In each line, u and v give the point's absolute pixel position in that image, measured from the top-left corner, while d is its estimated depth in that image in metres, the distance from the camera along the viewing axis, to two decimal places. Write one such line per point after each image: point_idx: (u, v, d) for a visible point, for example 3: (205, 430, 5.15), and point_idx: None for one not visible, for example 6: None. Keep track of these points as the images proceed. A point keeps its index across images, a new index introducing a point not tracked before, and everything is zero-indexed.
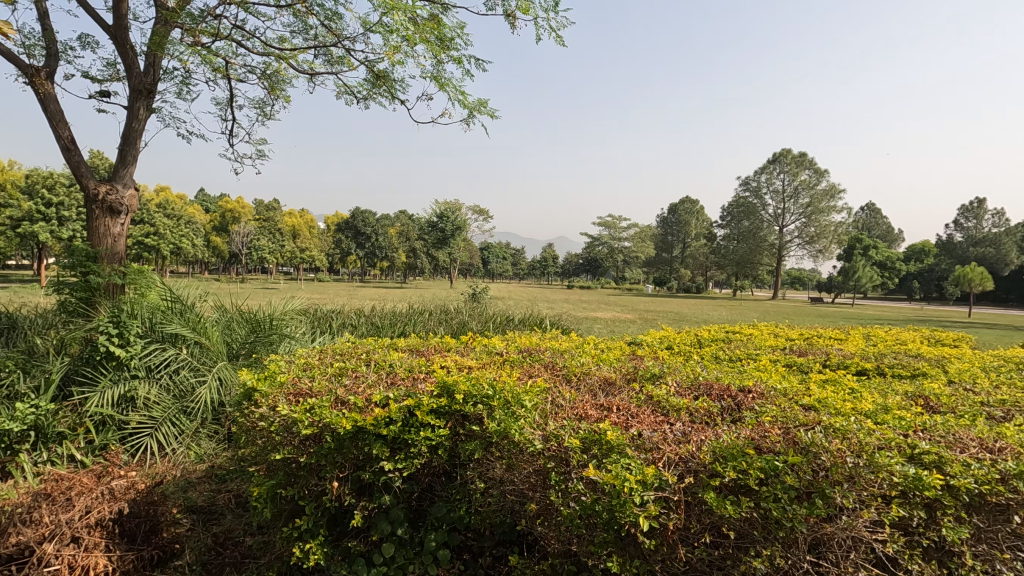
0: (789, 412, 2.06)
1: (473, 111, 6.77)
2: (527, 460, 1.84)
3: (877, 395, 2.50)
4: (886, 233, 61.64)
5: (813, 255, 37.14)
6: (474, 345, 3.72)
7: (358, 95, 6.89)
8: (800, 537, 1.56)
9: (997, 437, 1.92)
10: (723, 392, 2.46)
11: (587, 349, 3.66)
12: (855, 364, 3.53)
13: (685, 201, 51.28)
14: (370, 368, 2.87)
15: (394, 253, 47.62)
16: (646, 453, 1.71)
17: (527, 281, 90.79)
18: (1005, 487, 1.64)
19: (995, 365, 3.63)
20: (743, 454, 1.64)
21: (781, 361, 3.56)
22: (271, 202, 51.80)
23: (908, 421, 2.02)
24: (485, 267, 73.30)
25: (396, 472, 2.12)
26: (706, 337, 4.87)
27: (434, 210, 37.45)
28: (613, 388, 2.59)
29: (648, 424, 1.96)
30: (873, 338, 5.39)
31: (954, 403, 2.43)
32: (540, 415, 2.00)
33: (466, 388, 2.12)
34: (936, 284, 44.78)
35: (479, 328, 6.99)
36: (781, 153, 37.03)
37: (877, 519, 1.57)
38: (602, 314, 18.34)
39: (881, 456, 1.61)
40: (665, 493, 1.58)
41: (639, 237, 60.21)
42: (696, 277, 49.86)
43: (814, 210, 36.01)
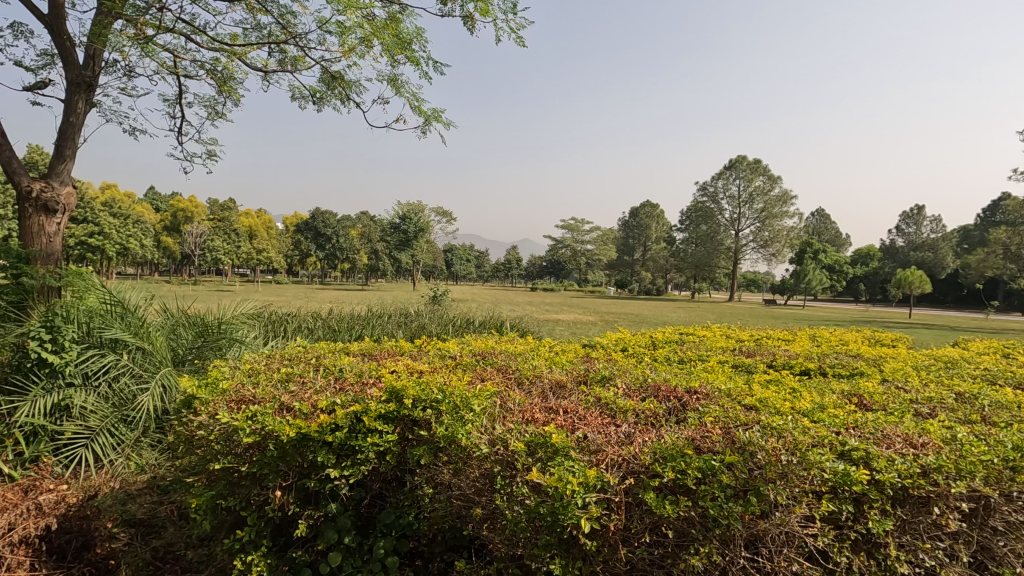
0: (731, 412, 2.12)
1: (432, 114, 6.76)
2: (473, 464, 1.84)
3: (817, 394, 2.62)
4: (835, 239, 64.21)
5: (767, 259, 38.46)
6: (427, 349, 3.69)
7: (312, 96, 6.77)
8: (736, 534, 1.61)
9: (922, 432, 2.04)
10: (670, 393, 2.52)
11: (542, 351, 3.71)
12: (798, 364, 3.67)
13: (645, 205, 52.29)
14: (318, 373, 2.81)
15: (355, 255, 46.85)
16: (590, 455, 1.74)
17: (492, 283, 90.75)
18: (926, 480, 1.74)
19: (927, 364, 3.83)
20: (682, 455, 1.69)
21: (729, 362, 3.68)
22: (227, 201, 50.23)
23: (841, 418, 2.12)
24: (449, 269, 72.95)
25: (343, 480, 2.09)
26: (661, 338, 4.99)
27: (396, 211, 37.01)
28: (564, 391, 2.63)
29: (595, 427, 1.98)
30: (819, 339, 5.61)
31: (885, 401, 2.56)
32: (488, 419, 2.01)
33: (415, 393, 2.10)
34: (881, 286, 46.97)
35: (438, 331, 6.95)
36: (737, 160, 38.25)
37: (808, 513, 1.64)
38: (564, 316, 18.49)
39: (813, 454, 1.67)
40: (607, 495, 1.60)
41: (601, 240, 61.04)
42: (657, 280, 50.85)
43: (768, 215, 37.30)
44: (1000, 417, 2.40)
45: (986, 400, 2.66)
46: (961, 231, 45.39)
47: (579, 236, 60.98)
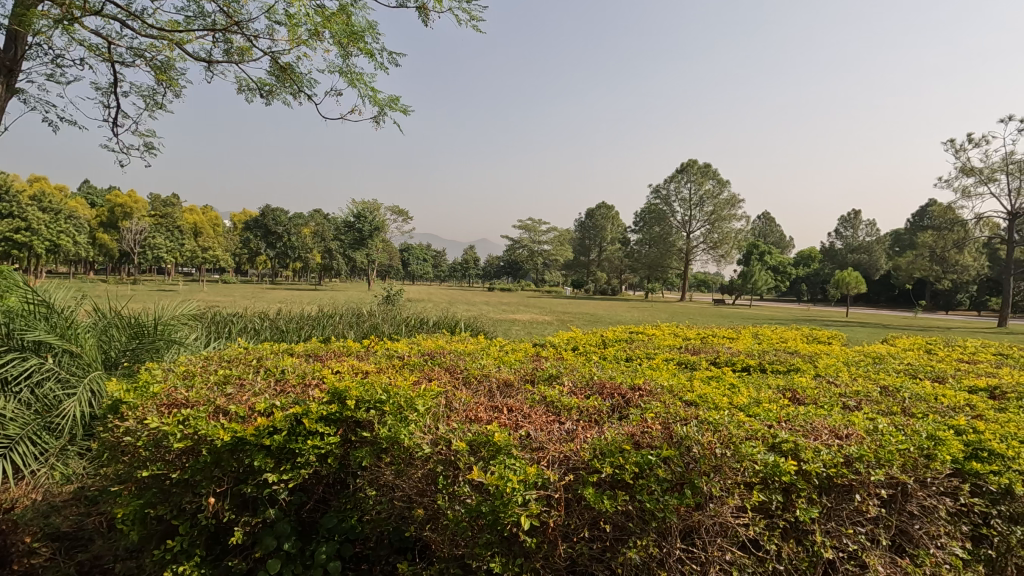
0: (672, 408, 2.18)
1: (385, 108, 6.72)
2: (416, 465, 1.82)
3: (754, 390, 2.72)
4: (779, 241, 67.14)
5: (716, 260, 39.74)
6: (374, 349, 3.64)
7: (261, 89, 6.57)
8: (672, 527, 1.66)
9: (847, 424, 2.15)
10: (614, 391, 2.56)
11: (491, 350, 3.72)
12: (740, 361, 3.81)
13: (601, 206, 53.08)
14: (258, 375, 2.73)
15: (308, 254, 45.67)
16: (532, 453, 1.75)
17: (449, 284, 90.05)
18: (849, 469, 1.84)
19: (856, 360, 4.06)
20: (621, 451, 1.73)
21: (673, 360, 3.76)
22: (170, 197, 47.94)
23: (774, 412, 2.21)
24: (405, 268, 71.99)
25: (282, 484, 2.03)
26: (610, 337, 5.07)
27: (351, 209, 36.17)
28: (510, 390, 2.63)
29: (539, 425, 1.99)
30: (760, 337, 5.82)
31: (818, 395, 2.69)
32: (432, 419, 1.99)
33: (358, 393, 2.09)
34: (821, 287, 49.39)
35: (390, 331, 6.85)
36: (688, 163, 39.34)
37: (740, 504, 1.70)
38: (520, 315, 18.59)
39: (746, 447, 1.75)
40: (547, 492, 1.62)
41: (558, 240, 61.59)
42: (612, 280, 51.74)
43: (717, 218, 38.55)
44: (918, 408, 2.57)
45: (907, 393, 2.84)
46: (893, 234, 48.26)
47: (535, 236, 61.25)
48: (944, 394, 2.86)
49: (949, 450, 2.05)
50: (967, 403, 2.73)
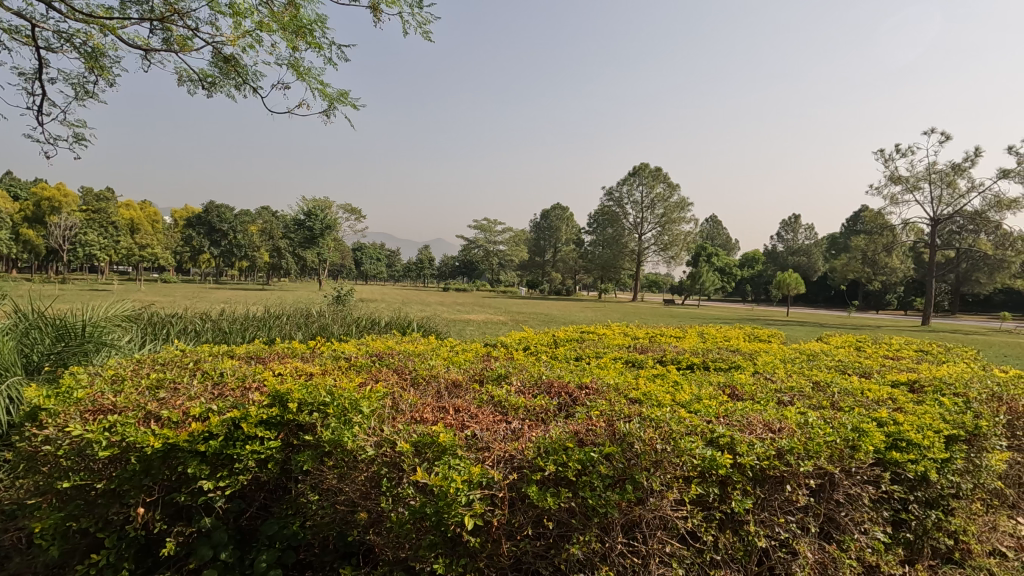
0: (616, 405, 2.24)
1: (335, 104, 6.60)
2: (360, 468, 1.80)
3: (696, 387, 2.81)
4: (726, 244, 69.66)
5: (667, 261, 40.83)
6: (321, 351, 3.55)
7: (204, 81, 6.30)
8: (614, 522, 1.70)
9: (781, 419, 2.25)
10: (562, 389, 2.60)
11: (441, 350, 3.71)
12: (684, 360, 3.94)
13: (556, 208, 53.61)
14: (194, 378, 2.61)
15: (255, 253, 44.14)
16: (477, 453, 1.75)
17: (403, 284, 88.85)
18: (781, 461, 1.93)
19: (792, 357, 4.26)
20: (565, 449, 1.76)
21: (622, 359, 3.84)
22: (103, 191, 45.23)
23: (713, 408, 2.30)
24: (358, 268, 70.54)
25: (218, 492, 1.96)
26: (561, 337, 5.12)
27: (300, 207, 35.10)
28: (458, 390, 2.63)
29: (485, 424, 1.99)
30: (705, 336, 6.03)
31: (755, 391, 2.81)
32: (376, 420, 1.97)
33: (300, 395, 2.04)
34: (763, 287, 51.57)
35: (340, 332, 6.70)
36: (640, 167, 40.23)
37: (679, 498, 1.76)
38: (475, 316, 18.60)
39: (685, 442, 1.81)
40: (492, 492, 1.63)
41: (513, 241, 61.80)
42: (566, 280, 52.36)
43: (667, 220, 39.63)
44: (845, 402, 2.73)
45: (837, 388, 3.01)
46: (829, 238, 50.94)
47: (491, 236, 61.26)
48: (870, 388, 3.04)
49: (871, 441, 2.19)
50: (889, 396, 2.92)
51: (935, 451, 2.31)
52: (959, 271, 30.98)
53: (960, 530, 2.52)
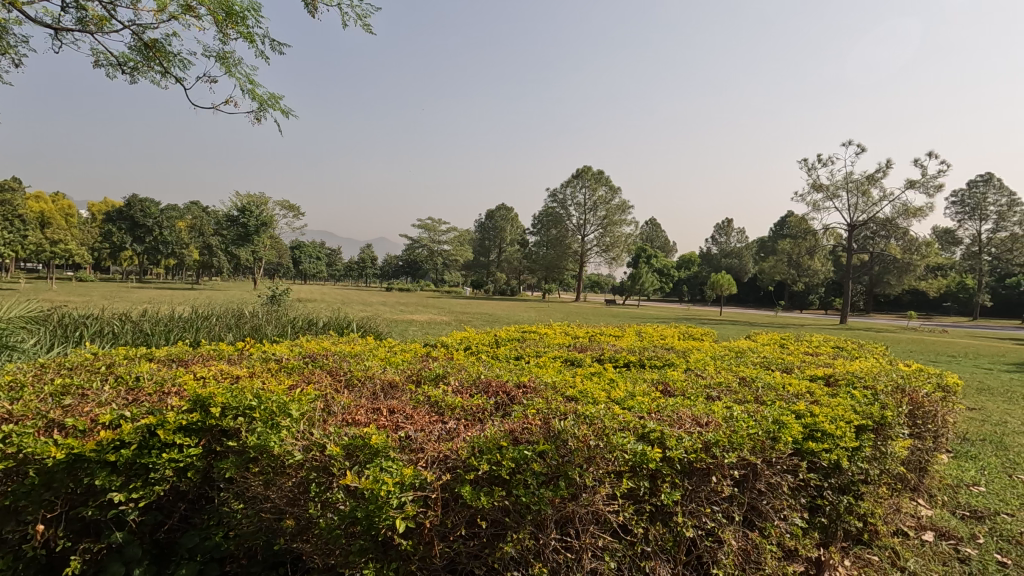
0: (553, 403, 2.27)
1: (268, 102, 6.37)
2: (287, 473, 1.74)
3: (630, 383, 2.90)
4: (664, 246, 72.12)
5: (608, 262, 41.76)
6: (250, 352, 3.41)
7: (123, 65, 5.89)
8: (547, 518, 1.71)
9: (708, 414, 2.35)
10: (499, 388, 2.61)
11: (378, 351, 3.63)
12: (621, 358, 4.05)
13: (501, 209, 53.72)
14: (107, 383, 2.44)
15: (183, 250, 41.80)
16: (410, 454, 1.73)
17: (344, 284, 86.50)
18: (708, 454, 2.01)
19: (722, 355, 4.45)
20: (499, 448, 1.76)
21: (561, 357, 3.91)
22: (8, 181, 41.47)
23: (646, 404, 2.37)
24: (296, 266, 68.09)
25: (131, 504, 1.85)
26: (502, 337, 5.12)
27: (233, 202, 33.49)
28: (394, 391, 2.58)
29: (420, 425, 1.97)
30: (642, 334, 6.21)
31: (685, 387, 2.93)
32: (306, 423, 1.91)
33: (224, 399, 1.96)
34: (699, 288, 53.78)
35: (274, 333, 6.45)
36: (583, 170, 40.95)
37: (610, 492, 1.80)
38: (418, 316, 18.42)
39: (616, 437, 1.86)
40: (424, 493, 1.61)
41: (458, 241, 61.42)
42: (511, 280, 52.59)
43: (609, 222, 40.58)
44: (768, 396, 2.88)
45: (761, 382, 3.18)
46: (759, 241, 53.73)
47: (435, 236, 60.66)
48: (790, 383, 3.23)
49: (790, 433, 2.32)
50: (807, 390, 3.11)
51: (847, 440, 2.48)
52: (872, 274, 33.44)
53: (868, 512, 2.72)
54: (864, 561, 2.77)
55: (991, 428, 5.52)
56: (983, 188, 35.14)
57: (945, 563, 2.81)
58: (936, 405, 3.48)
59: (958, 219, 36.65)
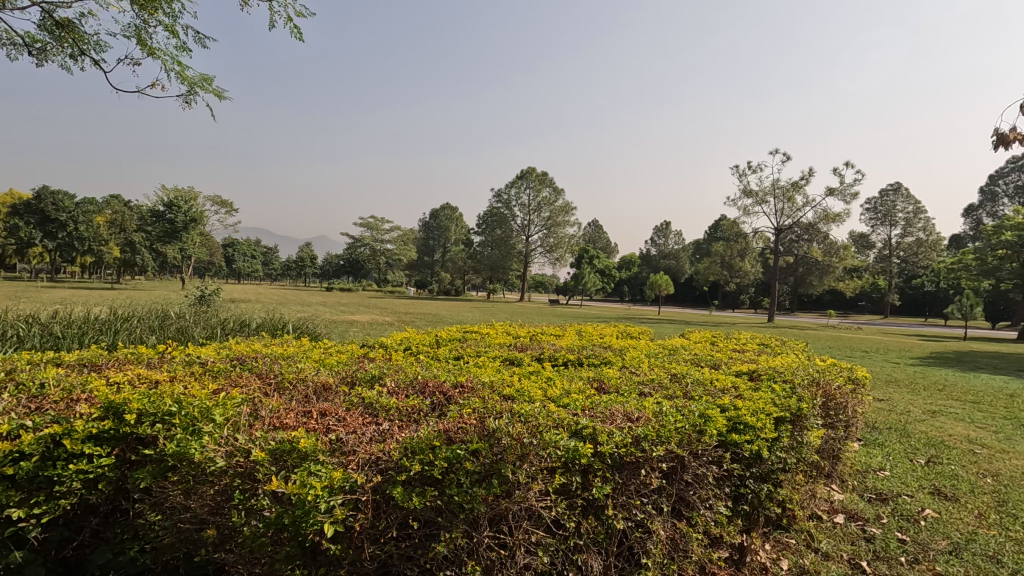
0: (489, 403, 2.28)
1: (197, 87, 6.13)
2: (209, 481, 1.68)
3: (566, 381, 2.97)
4: (606, 247, 73.99)
5: (552, 263, 42.27)
6: (172, 355, 3.24)
7: (29, 47, 5.45)
8: (481, 516, 1.72)
9: (639, 409, 2.44)
10: (435, 388, 2.61)
11: (313, 352, 3.52)
12: (560, 356, 4.13)
13: (445, 208, 53.26)
14: (5, 391, 2.24)
15: (102, 247, 38.96)
16: (340, 457, 1.70)
17: (281, 283, 83.29)
18: (637, 447, 2.08)
19: (657, 352, 4.59)
20: (432, 447, 1.76)
21: (502, 357, 3.94)
22: None
23: (581, 401, 2.43)
24: (229, 265, 64.89)
25: (33, 520, 1.73)
26: (443, 336, 5.11)
27: (159, 197, 31.46)
28: (327, 393, 2.53)
29: (352, 427, 1.94)
30: (582, 333, 6.33)
31: (620, 383, 3.03)
32: (231, 429, 1.83)
33: (141, 406, 1.86)
34: (639, 288, 55.42)
35: (202, 335, 6.16)
36: (528, 171, 41.25)
37: (544, 488, 1.83)
38: (359, 317, 18.00)
39: (550, 434, 1.90)
40: (354, 495, 1.59)
41: (401, 240, 60.37)
42: (455, 280, 52.25)
43: (553, 223, 41.13)
44: (696, 391, 3.02)
45: (691, 378, 3.33)
46: (695, 243, 55.94)
47: (378, 235, 59.38)
48: (718, 378, 3.40)
49: (715, 425, 2.45)
50: (732, 385, 3.28)
51: (767, 432, 2.63)
52: (797, 275, 35.56)
53: (786, 499, 2.91)
54: (783, 545, 2.96)
55: (896, 417, 6.01)
56: (893, 197, 38.16)
57: (852, 543, 3.04)
58: (846, 396, 3.77)
59: (872, 224, 39.63)
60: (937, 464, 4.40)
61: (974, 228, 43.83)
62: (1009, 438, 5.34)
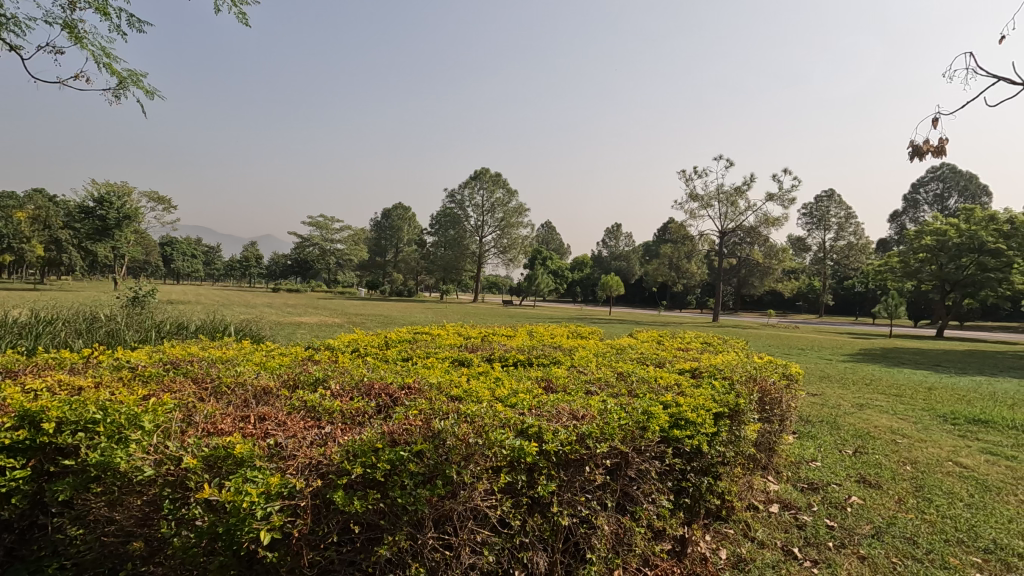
0: (435, 404, 2.27)
1: (127, 81, 5.84)
2: (136, 492, 1.61)
3: (515, 382, 2.99)
4: (559, 249, 74.91)
5: (505, 263, 42.37)
6: (99, 360, 3.06)
7: None
8: (425, 517, 1.72)
9: (584, 407, 2.48)
10: (381, 390, 2.58)
11: (253, 356, 3.39)
12: (511, 356, 4.15)
13: (397, 207, 52.43)
14: None
15: (23, 245, 36.14)
16: (279, 462, 1.66)
17: (224, 284, 79.89)
18: (581, 446, 2.11)
19: (605, 352, 4.69)
20: (374, 450, 1.73)
21: (453, 358, 3.92)
22: None
23: (528, 400, 2.46)
24: (167, 265, 61.66)
25: None
26: (394, 337, 5.08)
27: (88, 192, 29.54)
28: (268, 396, 2.46)
29: (293, 431, 1.90)
30: (533, 334, 6.39)
31: (567, 383, 3.08)
32: (161, 437, 1.75)
33: (60, 413, 1.75)
34: (591, 288, 56.31)
35: (134, 338, 5.84)
36: (481, 171, 41.19)
37: (489, 488, 1.85)
38: (306, 319, 17.51)
39: (496, 434, 1.91)
40: (294, 501, 1.55)
41: (352, 240, 59.04)
42: (408, 281, 51.59)
43: (506, 224, 41.28)
44: (642, 389, 3.10)
45: (637, 376, 3.42)
46: (644, 245, 57.37)
47: (328, 235, 57.89)
48: (662, 376, 3.50)
49: (657, 422, 2.52)
50: (675, 382, 3.39)
51: (707, 426, 2.73)
52: (740, 276, 37.03)
53: (725, 491, 3.03)
54: (722, 534, 3.08)
55: (828, 410, 6.37)
56: (826, 203, 40.36)
57: (786, 531, 3.20)
58: (781, 391, 3.96)
59: (807, 228, 41.82)
60: (863, 453, 4.70)
61: (899, 233, 46.91)
62: (926, 428, 5.75)
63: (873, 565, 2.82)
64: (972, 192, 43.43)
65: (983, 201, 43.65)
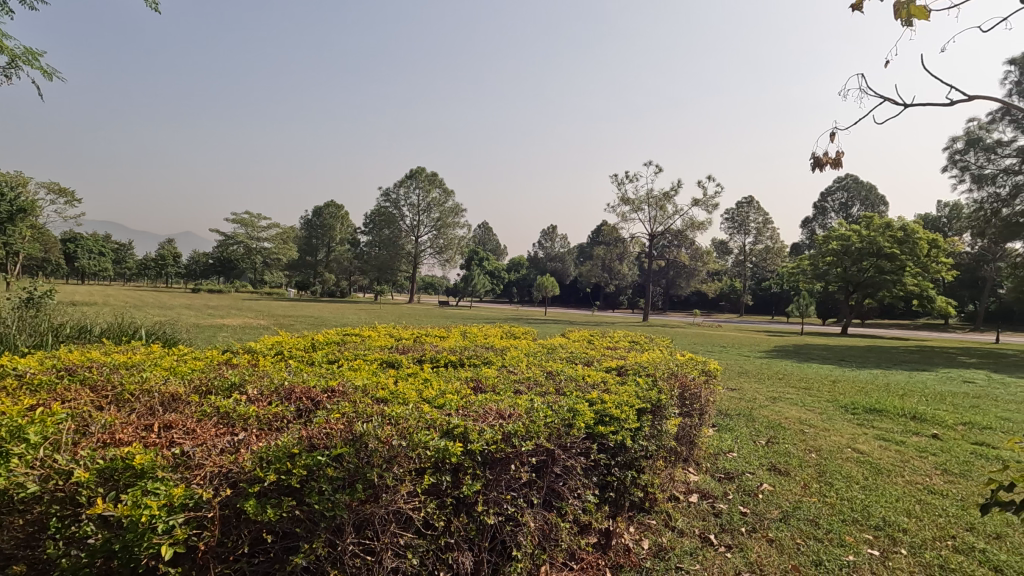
0: (359, 407, 2.22)
1: (20, 59, 5.34)
2: (17, 512, 1.48)
3: (444, 382, 2.97)
4: (496, 249, 75.17)
5: (441, 264, 41.96)
6: None
7: None
8: (345, 523, 1.68)
9: (511, 406, 2.51)
10: (302, 394, 2.49)
11: (162, 360, 3.18)
12: (443, 358, 4.11)
13: (329, 205, 50.70)
14: None
15: None
16: (184, 471, 1.57)
17: (137, 283, 74.17)
18: (507, 444, 2.14)
19: (536, 352, 4.75)
20: (290, 456, 1.68)
21: (381, 360, 3.84)
22: None
23: (453, 401, 2.46)
24: (70, 263, 56.39)
25: None
26: (322, 339, 4.90)
27: None
28: (176, 403, 2.32)
29: (201, 438, 1.80)
30: (466, 334, 6.39)
31: (496, 382, 3.09)
32: (49, 449, 1.61)
33: None
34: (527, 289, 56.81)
35: (25, 341, 5.34)
36: (417, 171, 40.62)
37: (413, 489, 1.84)
38: (229, 320, 16.50)
39: (419, 436, 1.90)
40: (200, 513, 1.48)
41: (280, 238, 56.51)
42: (340, 282, 50.05)
43: (442, 224, 40.94)
44: (570, 387, 3.17)
45: (565, 375, 3.50)
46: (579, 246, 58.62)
47: (254, 232, 55.11)
48: (589, 374, 3.61)
49: (582, 419, 2.59)
50: (602, 379, 3.50)
51: (630, 422, 2.83)
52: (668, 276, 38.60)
53: (648, 483, 3.15)
54: (645, 526, 3.21)
55: (745, 403, 6.77)
56: (747, 209, 42.83)
57: (704, 519, 3.37)
58: (700, 387, 4.16)
59: (730, 232, 44.21)
60: (774, 443, 5.04)
61: (810, 237, 50.51)
62: (830, 418, 6.24)
63: (781, 547, 3.02)
64: (872, 201, 47.39)
65: (880, 210, 47.85)
